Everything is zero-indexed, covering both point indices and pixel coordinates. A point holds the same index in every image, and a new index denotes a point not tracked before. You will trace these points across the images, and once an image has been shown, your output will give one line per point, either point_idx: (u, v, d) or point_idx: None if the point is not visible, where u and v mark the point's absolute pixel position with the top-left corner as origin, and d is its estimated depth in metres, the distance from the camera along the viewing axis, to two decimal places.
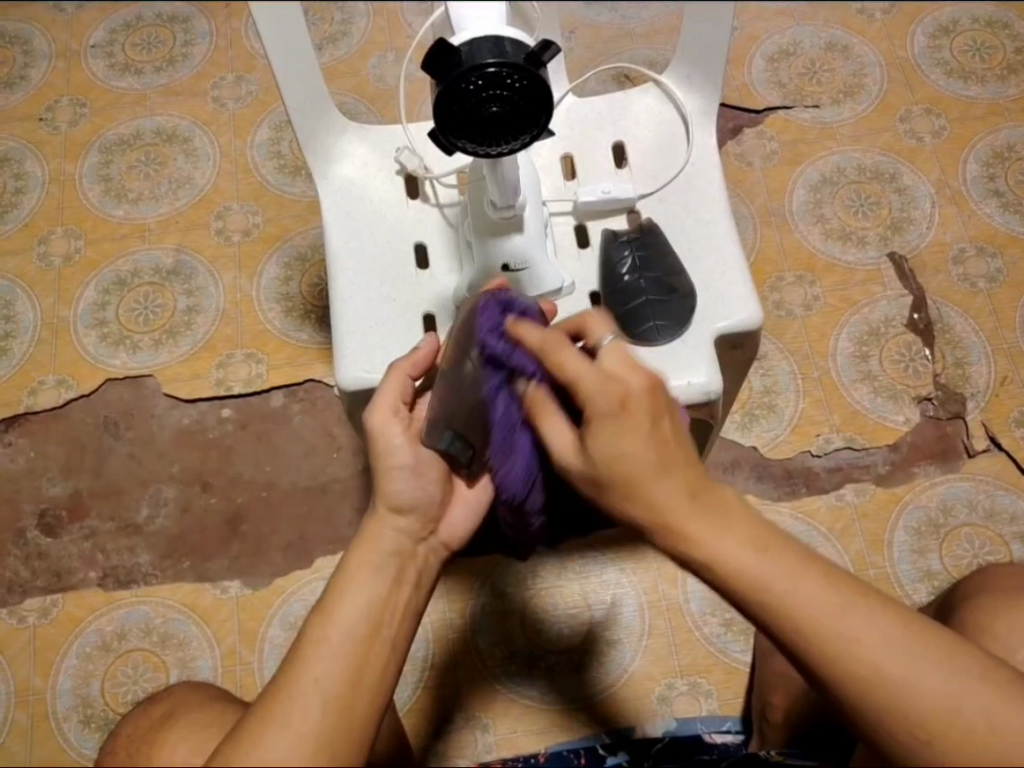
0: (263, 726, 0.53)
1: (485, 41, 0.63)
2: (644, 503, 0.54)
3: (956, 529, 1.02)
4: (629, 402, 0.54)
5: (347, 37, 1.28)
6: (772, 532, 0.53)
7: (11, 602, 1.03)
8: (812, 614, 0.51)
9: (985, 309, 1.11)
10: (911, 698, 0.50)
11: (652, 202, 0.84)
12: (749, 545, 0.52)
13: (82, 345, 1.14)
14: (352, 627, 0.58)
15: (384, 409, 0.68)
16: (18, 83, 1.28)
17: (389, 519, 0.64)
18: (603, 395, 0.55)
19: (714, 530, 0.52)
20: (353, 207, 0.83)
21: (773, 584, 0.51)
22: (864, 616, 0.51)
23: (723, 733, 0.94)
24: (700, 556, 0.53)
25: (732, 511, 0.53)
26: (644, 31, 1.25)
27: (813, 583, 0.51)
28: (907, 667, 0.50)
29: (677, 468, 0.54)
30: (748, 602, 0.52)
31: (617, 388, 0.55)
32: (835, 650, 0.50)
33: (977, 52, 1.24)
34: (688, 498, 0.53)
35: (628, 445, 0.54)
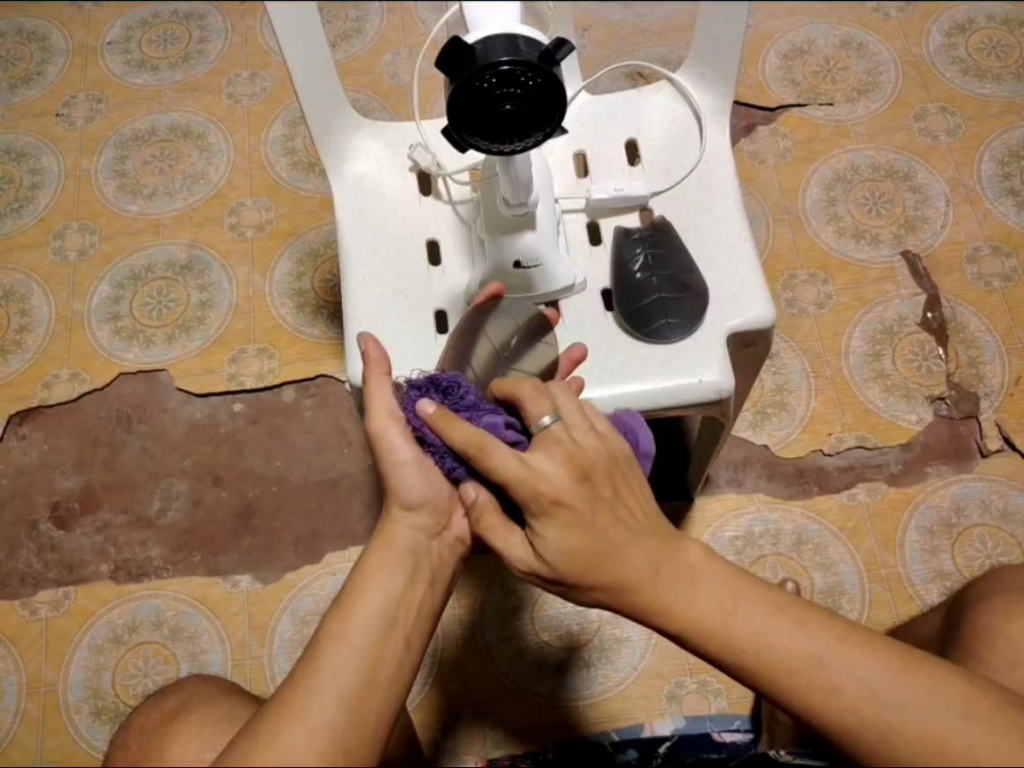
0: (277, 719, 0.54)
1: (500, 38, 0.63)
2: (614, 583, 0.58)
3: (968, 530, 1.02)
4: (563, 500, 0.57)
5: (361, 34, 1.28)
6: (742, 585, 0.57)
7: (24, 593, 1.04)
8: (784, 660, 0.54)
9: (1000, 308, 1.11)
10: (896, 733, 0.51)
11: (665, 200, 0.84)
12: (719, 606, 0.56)
13: (97, 339, 1.15)
14: (370, 626, 0.58)
15: (381, 410, 0.64)
16: (35, 79, 1.29)
17: (403, 519, 0.64)
18: (536, 494, 0.57)
19: (683, 592, 0.56)
20: (366, 205, 0.84)
21: (745, 639, 0.54)
22: (838, 662, 0.53)
23: (733, 732, 0.91)
24: (669, 620, 0.57)
25: (699, 575, 0.57)
26: (658, 28, 1.25)
27: (785, 632, 0.54)
28: (884, 707, 0.52)
29: (636, 546, 0.58)
30: (726, 659, 0.56)
31: (548, 488, 0.57)
32: (810, 695, 0.53)
33: (993, 50, 1.24)
34: (652, 571, 0.57)
35: (575, 543, 0.58)
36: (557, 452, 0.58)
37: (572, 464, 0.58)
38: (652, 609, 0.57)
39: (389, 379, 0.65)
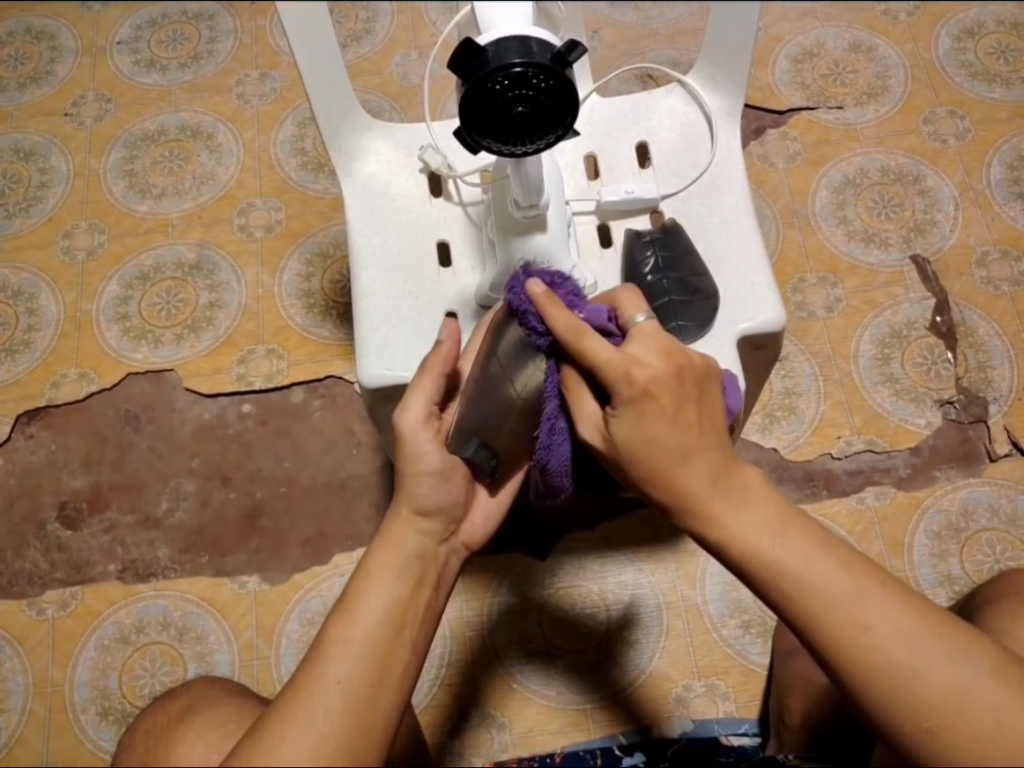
0: (280, 723, 0.54)
1: (512, 40, 0.63)
2: (667, 484, 0.57)
3: (977, 534, 1.02)
4: (651, 388, 0.57)
5: (371, 35, 1.28)
6: (795, 517, 0.56)
7: (31, 594, 1.04)
8: (821, 596, 0.52)
9: (1009, 312, 1.11)
10: (918, 682, 0.51)
11: (676, 202, 0.84)
12: (768, 530, 0.55)
13: (105, 339, 1.15)
14: (375, 629, 0.58)
15: (416, 413, 0.66)
16: (45, 78, 1.29)
17: (412, 523, 0.64)
18: (625, 383, 0.58)
19: (733, 507, 0.56)
20: (376, 205, 0.84)
21: (784, 565, 0.53)
22: (877, 603, 0.52)
23: (740, 735, 0.94)
24: (717, 532, 0.56)
25: (753, 496, 0.56)
26: (668, 31, 1.25)
27: (830, 564, 0.53)
28: (914, 654, 0.51)
29: (699, 453, 0.57)
30: (763, 582, 0.55)
31: (642, 373, 0.57)
32: (840, 624, 0.52)
33: (1003, 54, 1.24)
34: (711, 482, 0.56)
35: (654, 429, 0.57)
36: (652, 339, 0.60)
37: (670, 357, 0.58)
38: (696, 519, 0.57)
39: (441, 381, 0.67)
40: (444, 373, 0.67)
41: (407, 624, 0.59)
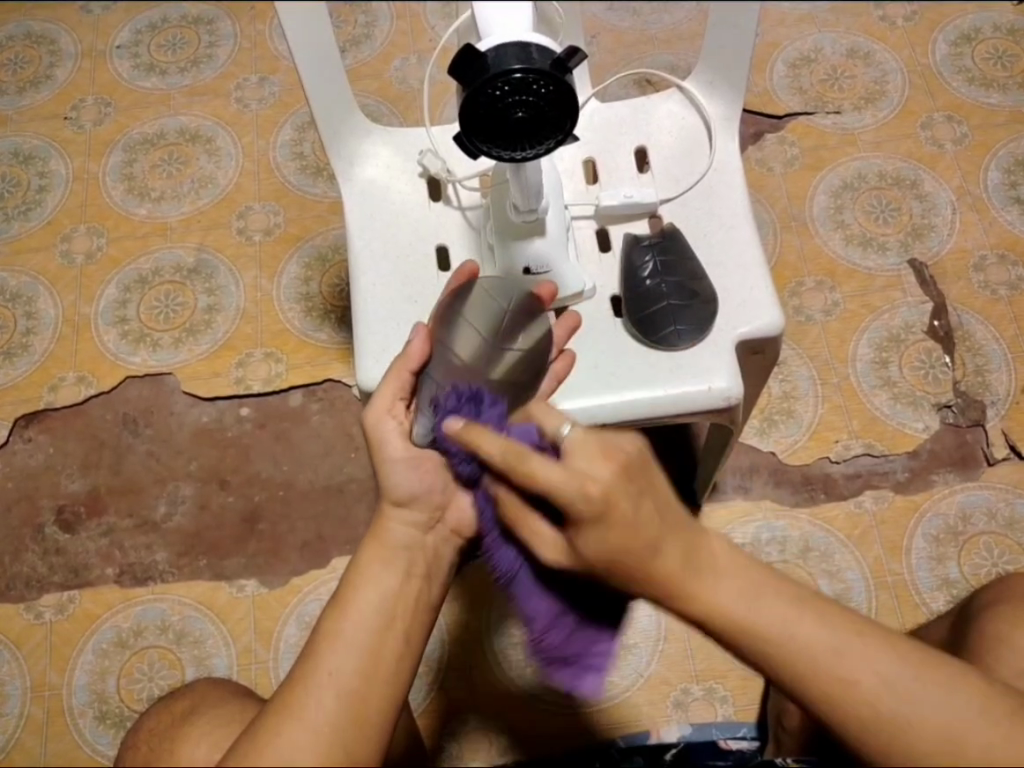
0: (278, 717, 0.54)
1: (512, 46, 0.63)
2: (644, 578, 0.54)
3: (975, 538, 1.02)
4: (611, 500, 0.52)
5: (370, 39, 1.28)
6: (766, 577, 0.54)
7: (29, 597, 1.03)
8: (808, 662, 0.52)
9: (1006, 316, 1.11)
10: (912, 734, 0.51)
11: (674, 206, 0.84)
12: (742, 596, 0.53)
13: (104, 343, 1.14)
14: (367, 621, 0.58)
15: (381, 412, 0.67)
16: (44, 82, 1.29)
17: (395, 515, 0.66)
18: (580, 494, 0.52)
19: (708, 583, 0.53)
20: (377, 209, 0.84)
21: (768, 636, 0.52)
22: (860, 658, 0.52)
23: (739, 739, 0.93)
24: (697, 609, 0.54)
25: (722, 566, 0.54)
26: (666, 36, 1.25)
27: (810, 631, 0.52)
28: (905, 704, 0.51)
29: (670, 536, 0.54)
30: (745, 649, 0.54)
31: (596, 490, 0.52)
32: (831, 689, 0.52)
33: (1000, 59, 1.24)
34: (684, 563, 0.53)
35: (619, 539, 0.53)
36: (591, 449, 0.54)
37: (612, 457, 0.54)
38: (669, 596, 0.54)
39: (406, 378, 0.68)
40: (409, 372, 0.68)
41: (399, 616, 0.60)
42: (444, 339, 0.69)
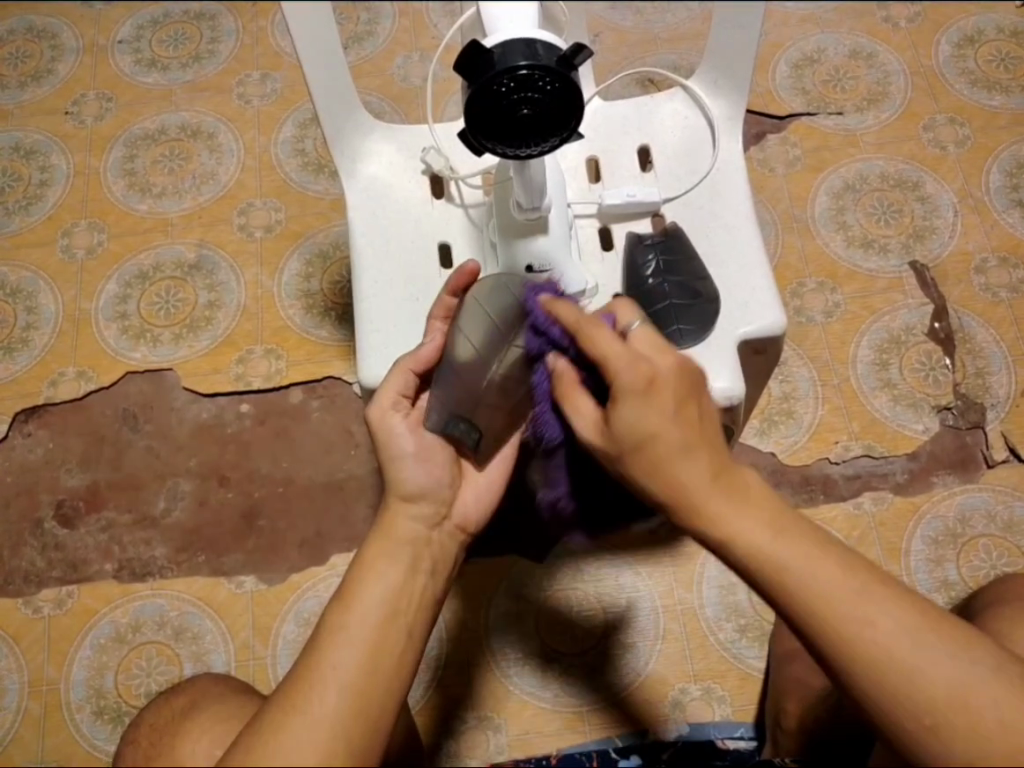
0: (284, 711, 0.54)
1: (518, 42, 0.63)
2: (665, 484, 0.55)
3: (974, 539, 1.02)
4: (656, 381, 0.55)
5: (372, 36, 1.28)
6: (789, 514, 0.54)
7: (27, 592, 1.03)
8: (825, 600, 0.51)
9: (1007, 319, 1.11)
10: (923, 682, 0.50)
11: (677, 206, 0.84)
12: (767, 527, 0.53)
13: (103, 338, 1.14)
14: (370, 614, 0.58)
15: (388, 414, 0.70)
16: (46, 77, 1.29)
17: (404, 508, 0.66)
18: (632, 373, 0.56)
19: (734, 505, 0.53)
20: (379, 207, 0.83)
21: (789, 563, 0.52)
22: (878, 604, 0.51)
23: (737, 739, 0.95)
24: (719, 532, 0.53)
25: (753, 494, 0.54)
26: (669, 36, 1.25)
27: (831, 567, 0.52)
28: (920, 654, 0.50)
29: (704, 448, 0.54)
30: (761, 582, 0.53)
31: (646, 368, 0.56)
32: (846, 630, 0.51)
33: (1002, 62, 1.24)
34: (711, 479, 0.54)
35: (653, 422, 0.54)
36: (655, 340, 0.58)
37: (671, 353, 0.57)
38: (691, 515, 0.54)
39: (406, 376, 0.71)
40: (411, 370, 0.71)
41: (404, 610, 0.60)
42: (453, 327, 0.71)
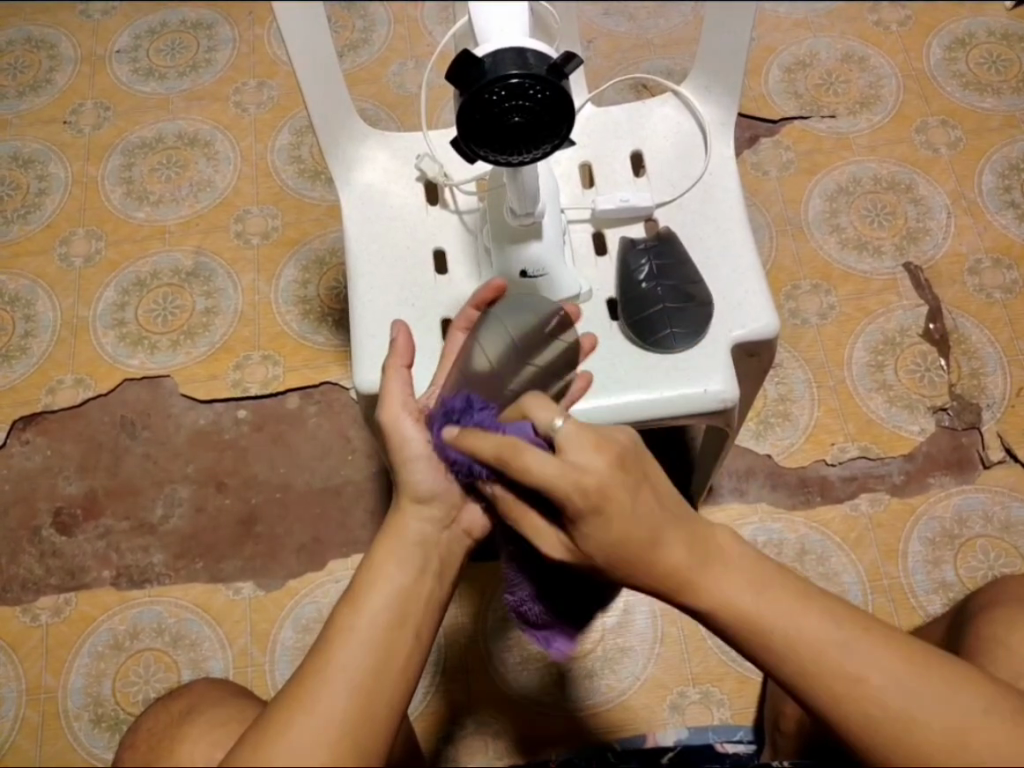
0: (287, 711, 0.54)
1: (509, 52, 0.63)
2: (647, 566, 0.55)
3: (971, 540, 1.02)
4: (607, 493, 0.54)
5: (367, 44, 1.29)
6: (771, 570, 0.56)
7: (25, 599, 1.04)
8: (815, 658, 0.53)
9: (1001, 320, 1.11)
10: (918, 731, 0.51)
11: (670, 210, 0.84)
12: (751, 588, 0.54)
13: (101, 345, 1.15)
14: (378, 616, 0.58)
15: (394, 405, 0.68)
16: (44, 86, 1.30)
17: (412, 511, 0.66)
18: (577, 494, 0.54)
19: (717, 575, 0.55)
20: (375, 214, 0.84)
21: (775, 630, 0.53)
22: (865, 654, 0.52)
23: (735, 742, 0.95)
24: (707, 605, 0.55)
25: (732, 557, 0.56)
26: (662, 41, 1.26)
27: (815, 623, 0.53)
28: (913, 701, 0.51)
29: (671, 528, 0.55)
30: (753, 650, 0.55)
31: (593, 481, 0.54)
32: (838, 690, 0.52)
33: (993, 65, 1.25)
34: (690, 554, 0.55)
35: (618, 526, 0.54)
36: (584, 436, 0.56)
37: (604, 448, 0.55)
38: (680, 591, 0.55)
39: (406, 373, 0.70)
40: (406, 367, 0.71)
41: (410, 611, 0.60)
42: (474, 340, 0.74)
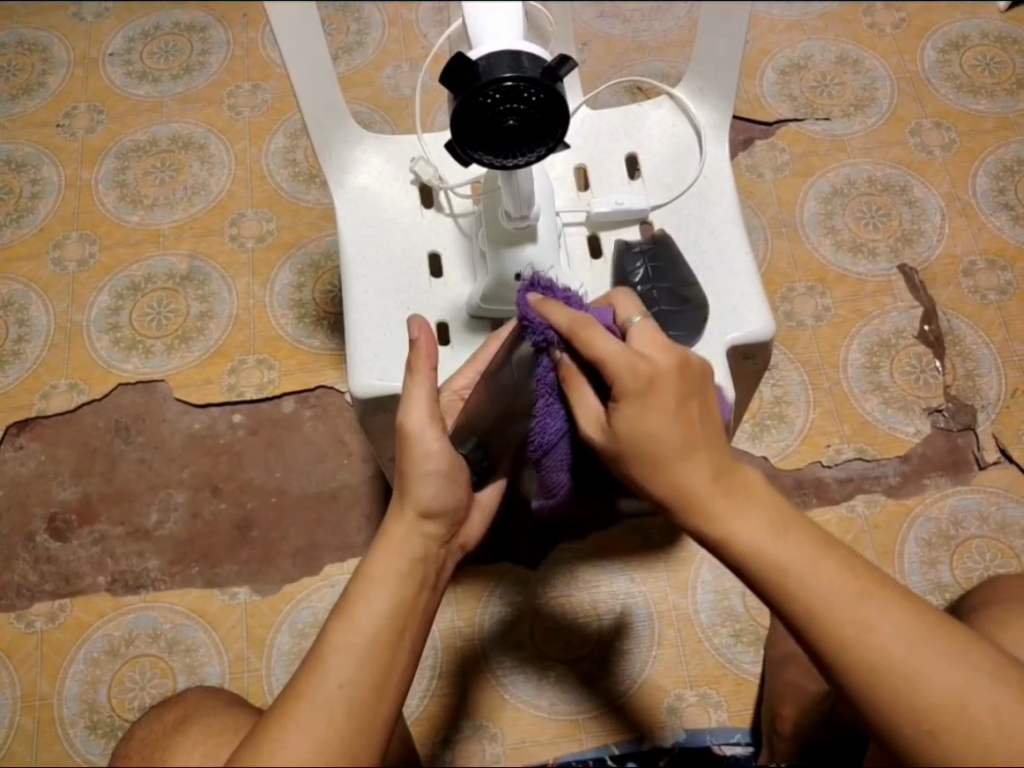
0: (280, 729, 0.53)
1: (503, 54, 0.63)
2: (666, 472, 0.57)
3: (967, 541, 1.02)
4: (656, 380, 0.57)
5: (362, 47, 1.29)
6: (795, 516, 0.56)
7: (19, 606, 1.03)
8: (824, 599, 0.53)
9: (995, 321, 1.12)
10: (919, 684, 0.51)
11: (666, 213, 0.84)
12: (767, 526, 0.55)
13: (95, 349, 1.14)
14: (376, 632, 0.58)
15: (420, 411, 0.65)
16: (37, 90, 1.29)
17: (416, 527, 0.64)
18: (631, 372, 0.58)
19: (737, 506, 0.56)
20: (370, 217, 0.84)
21: (788, 562, 0.54)
22: (875, 603, 0.53)
23: (733, 745, 0.95)
24: (721, 532, 0.56)
25: (753, 494, 0.57)
26: (657, 43, 1.26)
27: (831, 563, 0.54)
28: (919, 656, 0.51)
29: (702, 447, 0.57)
30: (763, 579, 0.55)
31: (645, 367, 0.58)
32: (844, 632, 0.52)
33: (987, 66, 1.25)
34: (714, 475, 0.56)
35: (653, 422, 0.57)
36: (652, 337, 0.60)
37: (672, 350, 0.59)
38: (699, 516, 0.57)
39: (433, 378, 0.67)
40: (433, 371, 0.67)
41: (407, 629, 0.60)
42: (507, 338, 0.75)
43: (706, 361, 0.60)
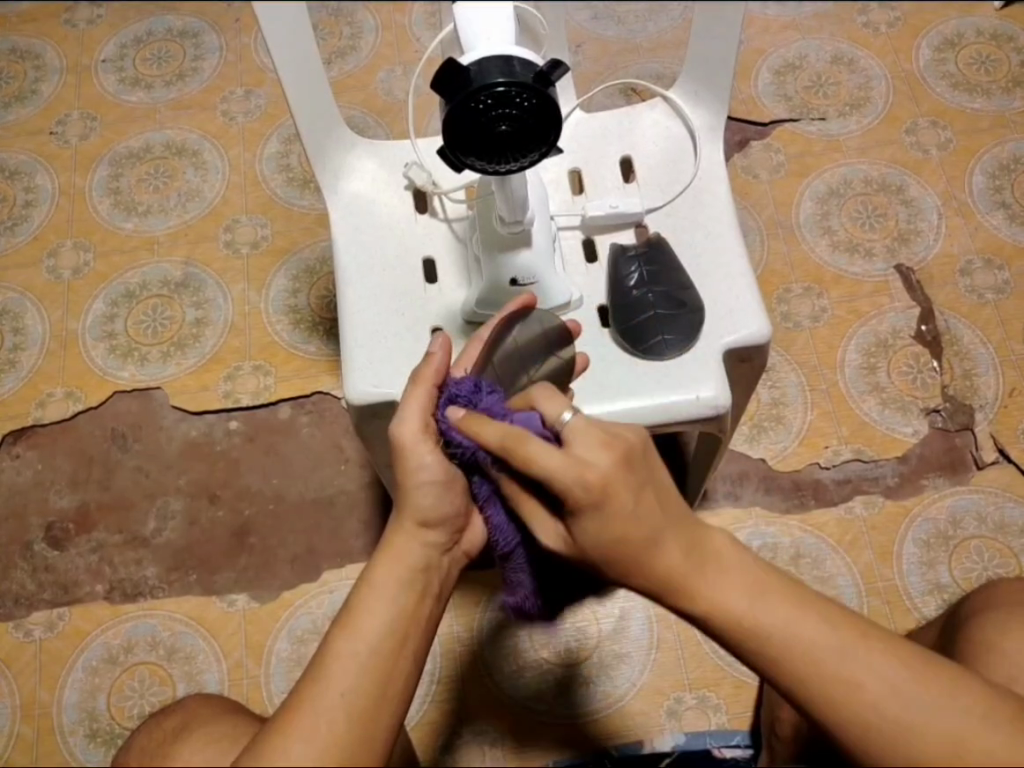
0: (279, 743, 0.53)
1: (495, 59, 0.63)
2: (641, 564, 0.56)
3: (965, 541, 1.02)
4: (609, 488, 0.54)
5: (356, 51, 1.29)
6: (770, 576, 0.55)
7: (17, 615, 1.03)
8: (811, 663, 0.53)
9: (993, 320, 1.11)
10: (911, 737, 0.52)
11: (660, 216, 0.84)
12: (745, 594, 0.54)
13: (91, 357, 1.14)
14: (376, 644, 0.57)
15: (413, 422, 0.64)
16: (30, 97, 1.29)
17: (418, 536, 0.63)
18: (582, 482, 0.54)
19: (713, 578, 0.55)
20: (364, 222, 0.83)
21: (771, 631, 0.53)
22: (863, 659, 0.52)
23: (733, 747, 0.95)
24: (700, 606, 0.55)
25: (727, 560, 0.56)
26: (651, 45, 1.26)
27: (814, 628, 0.53)
28: (912, 710, 0.52)
29: (672, 532, 0.55)
30: (748, 649, 0.55)
31: (595, 475, 0.54)
32: (833, 693, 0.52)
33: (982, 65, 1.25)
34: (686, 558, 0.55)
35: (620, 526, 0.55)
36: (593, 434, 0.56)
37: (613, 446, 0.55)
38: (675, 592, 0.56)
39: (430, 393, 0.66)
40: (435, 386, 0.67)
41: (410, 636, 0.59)
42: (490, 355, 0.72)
43: (646, 438, 0.56)
